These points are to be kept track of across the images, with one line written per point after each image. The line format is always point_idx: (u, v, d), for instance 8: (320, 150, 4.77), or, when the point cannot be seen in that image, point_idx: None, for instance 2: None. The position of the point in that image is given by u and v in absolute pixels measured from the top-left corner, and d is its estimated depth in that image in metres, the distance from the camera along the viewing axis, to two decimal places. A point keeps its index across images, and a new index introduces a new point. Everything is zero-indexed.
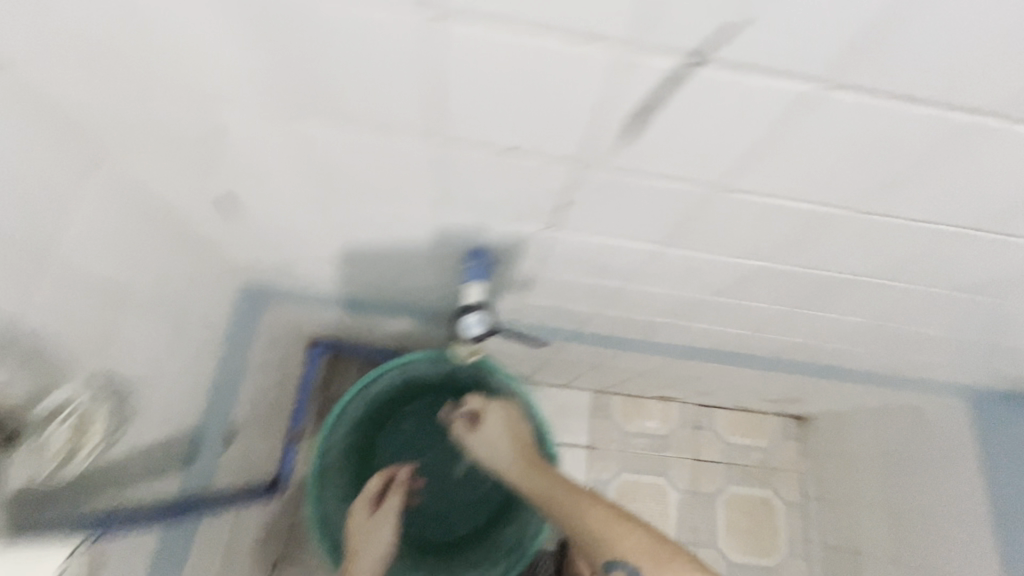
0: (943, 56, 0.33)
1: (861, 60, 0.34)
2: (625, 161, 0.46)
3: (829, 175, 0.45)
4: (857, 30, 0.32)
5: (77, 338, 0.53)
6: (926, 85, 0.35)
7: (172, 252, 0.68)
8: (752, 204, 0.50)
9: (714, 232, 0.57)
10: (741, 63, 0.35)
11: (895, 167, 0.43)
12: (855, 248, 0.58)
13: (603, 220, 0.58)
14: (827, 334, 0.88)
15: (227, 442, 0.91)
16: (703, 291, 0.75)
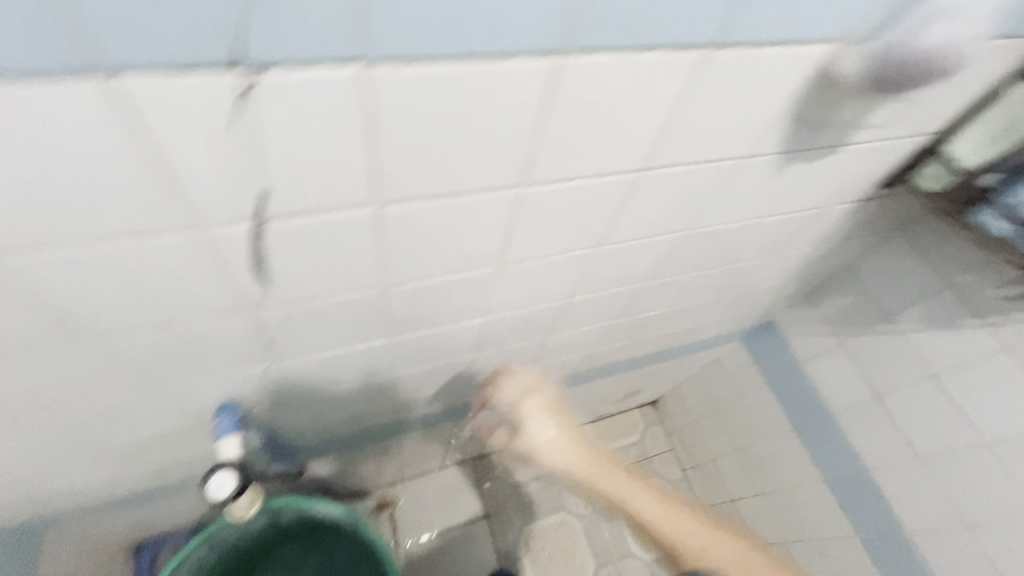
0: (483, 161, 0.42)
1: (421, 172, 0.41)
2: (325, 284, 0.51)
3: (452, 252, 0.53)
4: (396, 155, 0.39)
5: None
6: (494, 177, 0.44)
7: None
8: (425, 287, 0.58)
9: (427, 313, 0.64)
10: (317, 200, 0.40)
11: (492, 232, 0.52)
12: (545, 284, 0.68)
13: (320, 341, 0.61)
14: (604, 338, 1.02)
15: None
16: (482, 347, 0.83)
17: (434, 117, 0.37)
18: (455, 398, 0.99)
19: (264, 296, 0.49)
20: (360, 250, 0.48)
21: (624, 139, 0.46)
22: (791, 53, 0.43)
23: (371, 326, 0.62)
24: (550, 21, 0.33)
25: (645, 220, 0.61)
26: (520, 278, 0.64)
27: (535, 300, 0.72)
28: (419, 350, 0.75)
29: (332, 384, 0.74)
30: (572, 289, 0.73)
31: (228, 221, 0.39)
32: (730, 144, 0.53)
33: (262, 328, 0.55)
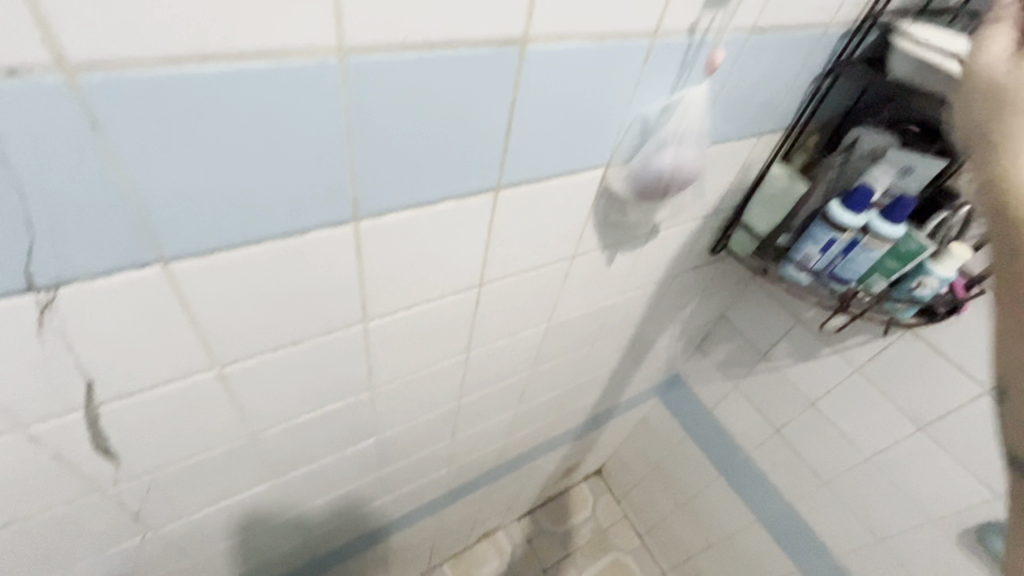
0: (314, 310, 0.46)
1: (253, 332, 0.44)
2: (191, 453, 0.52)
3: (314, 388, 0.55)
4: (223, 324, 0.42)
5: None
6: (330, 322, 0.48)
7: None
8: (296, 427, 0.58)
9: (323, 448, 0.66)
10: (154, 379, 0.42)
11: (348, 363, 0.55)
12: (428, 395, 0.71)
13: (196, 501, 0.59)
14: (515, 427, 1.04)
15: None
16: (403, 462, 0.85)
17: (252, 287, 0.41)
18: (374, 521, 0.96)
19: (117, 474, 0.49)
20: (212, 409, 0.49)
21: (449, 267, 0.52)
22: (570, 180, 0.52)
23: (251, 474, 0.61)
24: (334, 193, 0.38)
25: (502, 322, 0.67)
26: (400, 396, 0.66)
27: (424, 411, 0.74)
28: (332, 483, 0.76)
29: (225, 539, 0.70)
30: (459, 393, 0.76)
31: (55, 416, 0.40)
32: (553, 251, 0.60)
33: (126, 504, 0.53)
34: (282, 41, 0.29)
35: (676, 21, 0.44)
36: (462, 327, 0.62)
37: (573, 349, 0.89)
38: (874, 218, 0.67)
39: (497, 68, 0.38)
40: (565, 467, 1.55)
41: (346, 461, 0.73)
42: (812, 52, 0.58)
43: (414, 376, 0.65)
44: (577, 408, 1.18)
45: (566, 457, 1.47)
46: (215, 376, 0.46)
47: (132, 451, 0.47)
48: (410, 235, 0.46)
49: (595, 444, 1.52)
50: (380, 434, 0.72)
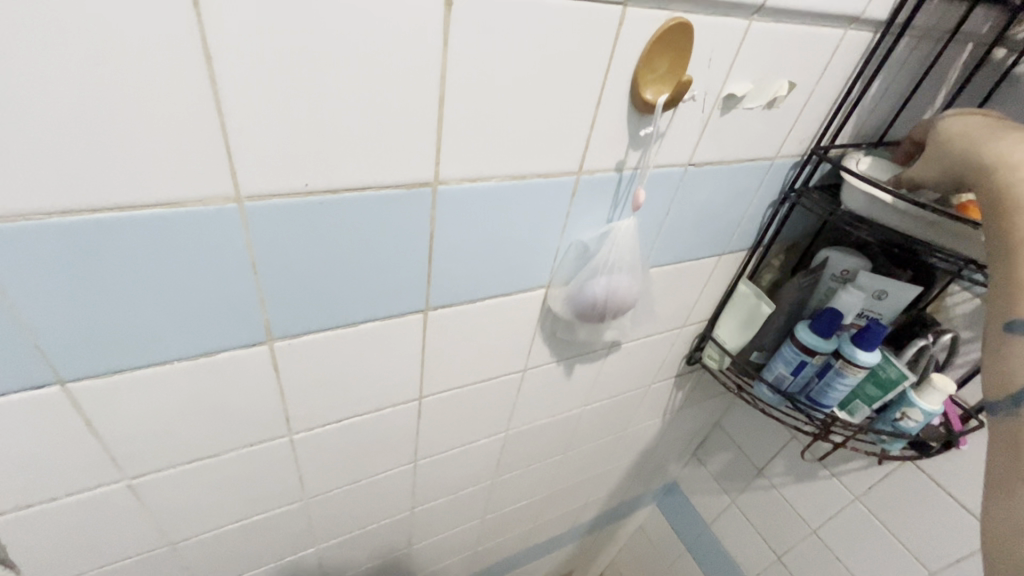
0: (233, 423, 0.46)
1: (167, 444, 0.44)
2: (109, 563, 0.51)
3: (239, 497, 0.53)
4: (132, 437, 0.42)
5: None
6: (253, 434, 0.48)
7: None
8: (226, 536, 0.57)
9: (263, 559, 0.64)
10: (58, 489, 0.42)
11: (276, 473, 0.53)
12: (375, 502, 0.68)
13: None
14: (484, 536, 0.97)
15: None
16: (360, 572, 0.81)
17: (163, 403, 0.41)
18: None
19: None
20: (124, 518, 0.48)
21: (383, 380, 0.52)
22: (510, 300, 0.52)
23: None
24: (243, 318, 0.39)
25: (452, 431, 0.65)
26: (340, 504, 0.64)
27: (372, 519, 0.71)
28: None
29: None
30: (409, 502, 0.72)
31: None
32: (500, 364, 0.59)
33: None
34: (178, 192, 0.31)
35: (599, 160, 0.45)
36: (408, 436, 0.61)
37: (543, 459, 0.85)
38: (844, 342, 0.64)
39: (409, 205, 0.39)
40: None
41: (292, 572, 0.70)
42: (761, 179, 0.60)
43: (355, 484, 0.62)
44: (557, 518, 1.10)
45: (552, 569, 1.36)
46: (124, 487, 0.45)
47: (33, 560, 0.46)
48: (332, 353, 0.46)
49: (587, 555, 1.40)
50: (320, 545, 0.68)
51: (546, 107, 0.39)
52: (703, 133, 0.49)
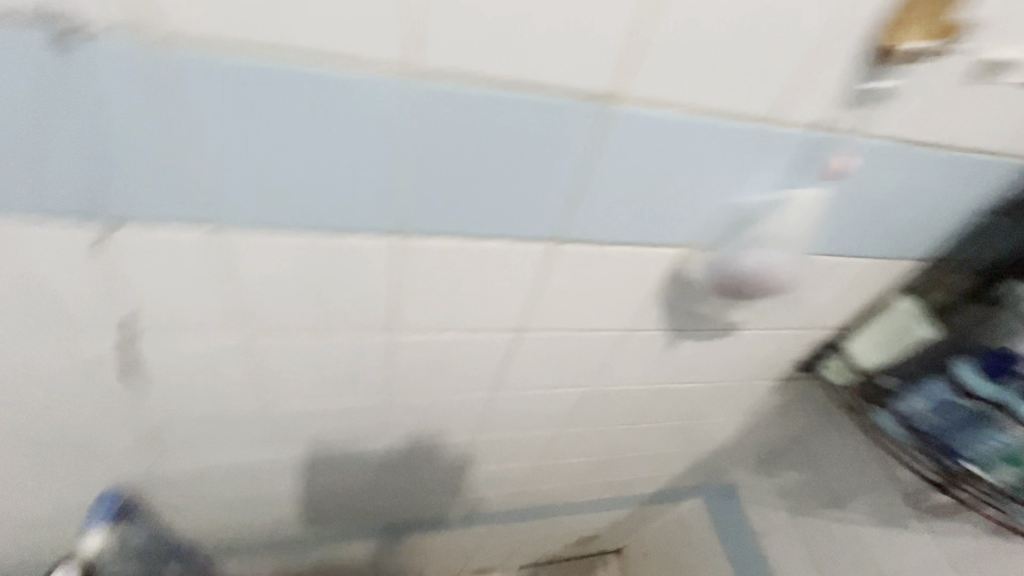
0: (348, 308, 0.46)
1: (288, 313, 0.45)
2: (226, 411, 0.56)
3: (331, 382, 0.55)
4: (261, 297, 0.43)
5: None
6: (363, 324, 0.48)
7: None
8: (319, 417, 0.60)
9: (346, 449, 0.68)
10: (192, 327, 0.45)
11: (368, 369, 0.54)
12: (446, 421, 0.68)
13: (218, 460, 0.63)
14: (532, 485, 0.98)
15: None
16: (423, 487, 0.87)
17: (289, 274, 0.42)
18: (370, 530, 0.95)
19: (147, 406, 0.52)
20: (233, 372, 0.51)
21: (489, 307, 0.50)
22: (641, 253, 0.48)
23: (260, 447, 0.63)
24: (383, 203, 0.38)
25: (537, 376, 0.63)
26: (415, 415, 0.65)
27: (439, 437, 0.72)
28: (347, 490, 0.78)
29: (226, 500, 0.72)
30: (478, 431, 0.73)
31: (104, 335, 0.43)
32: (606, 320, 0.56)
33: (143, 437, 0.56)
34: (361, 50, 0.30)
35: (799, 110, 0.39)
36: (493, 368, 0.60)
37: (615, 428, 0.84)
38: (1015, 398, 0.52)
39: (577, 118, 0.36)
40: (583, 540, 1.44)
41: (365, 472, 0.76)
42: (975, 179, 0.49)
43: (433, 400, 0.63)
44: (605, 488, 1.09)
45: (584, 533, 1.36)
46: (240, 344, 0.47)
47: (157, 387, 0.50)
48: (455, 263, 0.44)
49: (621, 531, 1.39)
50: (396, 449, 0.72)
51: (766, 28, 0.33)
52: (933, 104, 0.40)
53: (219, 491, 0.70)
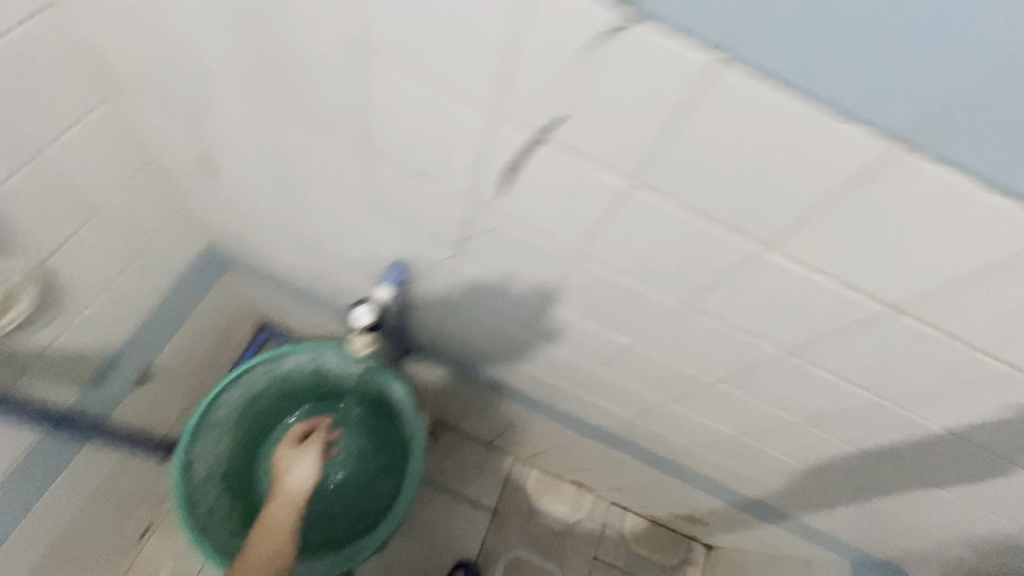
0: (531, 102, 0.42)
1: (473, 88, 0.43)
2: (408, 203, 0.61)
3: (435, 214, 0.61)
4: (455, 58, 0.42)
5: (37, 235, 0.65)
6: (540, 128, 0.44)
7: (168, 227, 0.86)
8: (476, 247, 0.63)
9: (490, 295, 0.72)
10: (397, 81, 0.46)
11: (466, 209, 0.57)
12: (528, 305, 0.70)
13: (395, 251, 0.72)
14: (614, 419, 0.95)
15: (140, 379, 0.99)
16: (544, 373, 0.90)
17: (432, 80, 0.45)
18: (463, 384, 1.06)
19: (354, 169, 0.59)
20: (367, 168, 0.59)
21: (593, 169, 0.46)
22: (843, 135, 0.36)
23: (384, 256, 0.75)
24: None
25: (690, 286, 0.54)
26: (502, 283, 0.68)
27: (522, 320, 0.75)
28: (480, 336, 0.86)
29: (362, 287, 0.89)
30: (560, 329, 0.73)
31: (335, 66, 0.48)
32: (743, 232, 0.46)
33: (309, 205, 0.71)
34: None
35: None
36: (577, 257, 0.57)
37: (761, 415, 0.72)
38: None
39: None
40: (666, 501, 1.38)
41: (499, 329, 0.81)
42: None
43: (579, 278, 0.61)
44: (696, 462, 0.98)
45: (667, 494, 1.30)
46: (374, 141, 0.55)
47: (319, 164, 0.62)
48: (661, 76, 0.37)
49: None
50: (529, 317, 0.74)
51: None
52: None
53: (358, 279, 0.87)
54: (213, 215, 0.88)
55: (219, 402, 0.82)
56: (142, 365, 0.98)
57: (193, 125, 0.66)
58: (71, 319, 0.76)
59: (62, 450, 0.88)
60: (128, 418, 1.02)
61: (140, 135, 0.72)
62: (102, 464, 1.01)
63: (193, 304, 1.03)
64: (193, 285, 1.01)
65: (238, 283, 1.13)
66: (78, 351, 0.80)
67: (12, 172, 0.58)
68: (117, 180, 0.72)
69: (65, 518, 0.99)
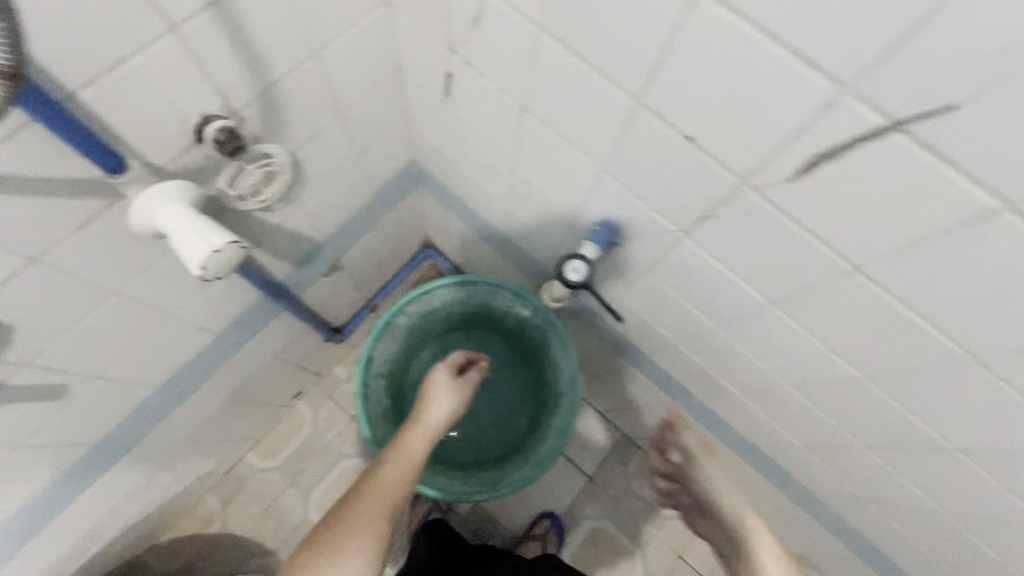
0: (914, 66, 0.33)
1: (827, 39, 0.35)
2: (653, 164, 0.56)
3: (672, 188, 0.57)
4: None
5: (300, 125, 0.71)
6: (904, 102, 0.35)
7: (387, 133, 0.90)
8: (715, 226, 0.57)
9: (701, 277, 0.66)
10: (717, 19, 0.38)
11: (715, 192, 0.53)
12: (735, 301, 0.65)
13: (611, 208, 0.68)
14: (771, 436, 0.87)
15: (330, 268, 1.10)
16: (715, 369, 0.83)
17: (769, 24, 0.36)
18: (615, 349, 1.05)
19: (607, 116, 0.55)
20: (612, 132, 0.56)
21: (934, 172, 0.37)
22: None
23: (590, 211, 0.73)
24: None
25: (990, 335, 0.45)
26: (714, 272, 0.63)
27: (717, 313, 0.70)
28: (659, 313, 0.82)
29: (549, 233, 0.89)
30: (760, 336, 0.67)
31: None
32: None
33: (533, 146, 0.71)
34: None
35: None
36: (843, 267, 0.50)
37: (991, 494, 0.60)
38: None
39: None
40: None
41: (686, 312, 0.75)
42: None
43: (830, 289, 0.53)
44: (851, 506, 0.89)
45: (787, 523, 1.20)
46: (634, 109, 0.51)
47: (560, 115, 0.61)
48: None
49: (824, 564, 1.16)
50: (733, 311, 0.67)
51: None
52: None
53: (549, 224, 0.87)
54: (428, 135, 0.92)
55: (402, 312, 0.89)
56: (336, 256, 1.08)
57: (449, 42, 0.65)
58: (299, 206, 0.84)
59: (267, 314, 1.02)
60: (312, 299, 1.15)
61: (395, 42, 0.74)
62: (288, 332, 1.16)
63: (383, 209, 1.10)
64: (388, 192, 1.08)
65: (423, 198, 1.20)
66: (297, 233, 0.89)
67: (297, 62, 0.63)
68: (364, 82, 0.76)
69: (254, 369, 1.16)
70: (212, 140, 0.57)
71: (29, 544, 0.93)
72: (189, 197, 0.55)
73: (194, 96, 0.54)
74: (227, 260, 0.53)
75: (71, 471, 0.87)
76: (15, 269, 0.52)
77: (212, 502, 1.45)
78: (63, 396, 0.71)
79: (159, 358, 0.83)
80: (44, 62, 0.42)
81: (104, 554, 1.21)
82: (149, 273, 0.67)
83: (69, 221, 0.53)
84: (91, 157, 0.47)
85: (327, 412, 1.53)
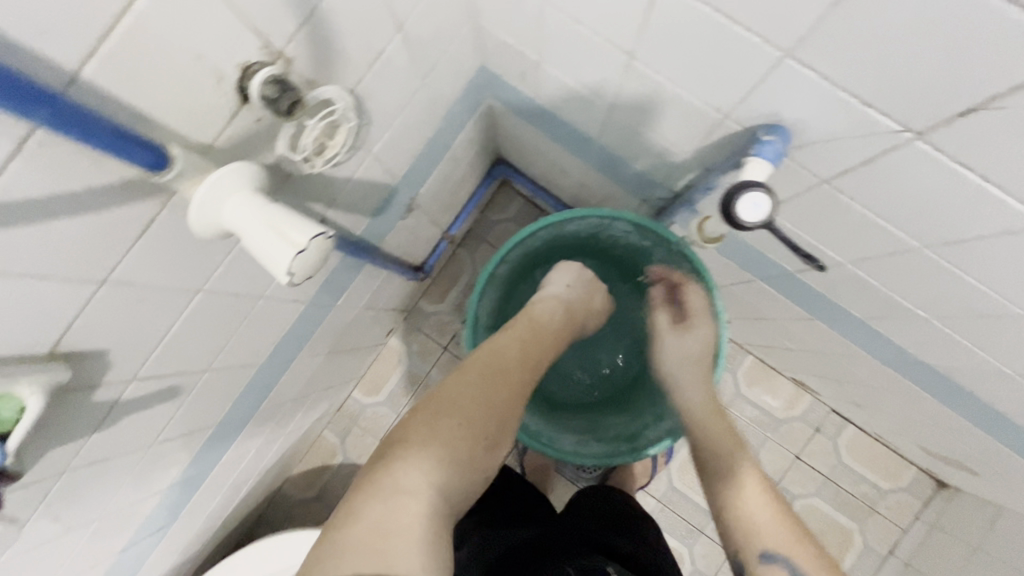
0: None
1: None
2: (897, 30, 0.36)
3: (915, 68, 0.38)
4: None
5: (357, 54, 0.55)
6: None
7: (452, 42, 0.72)
8: (981, 127, 0.39)
9: (916, 195, 0.49)
10: None
11: (1011, 69, 0.34)
12: (979, 220, 0.47)
13: (786, 107, 0.49)
14: (961, 358, 0.72)
15: (405, 212, 0.98)
16: (898, 295, 0.67)
17: None
18: (747, 261, 0.91)
19: None
20: None
21: None
22: None
23: (745, 113, 0.54)
24: None
25: None
26: (952, 186, 0.45)
27: (929, 232, 0.52)
28: (824, 235, 0.65)
29: (669, 143, 0.71)
30: (1004, 260, 0.49)
31: None
32: None
33: (661, 32, 0.52)
34: None
35: None
36: None
37: None
38: None
39: None
40: (926, 435, 1.16)
41: (872, 233, 0.59)
42: None
43: None
44: None
45: (943, 432, 1.07)
46: None
47: None
48: None
49: (990, 465, 1.05)
50: (958, 234, 0.50)
51: None
52: None
53: (669, 132, 0.69)
54: (499, 33, 0.73)
55: (503, 263, 0.80)
56: (410, 196, 0.96)
57: None
58: (369, 152, 0.71)
59: (350, 271, 0.93)
60: (390, 247, 1.05)
61: None
62: (373, 281, 1.09)
63: (454, 133, 0.94)
64: (457, 112, 0.91)
65: (494, 112, 1.02)
66: (371, 181, 0.77)
67: None
68: None
69: (346, 322, 1.11)
70: (259, 98, 0.44)
71: (183, 509, 0.98)
72: (257, 184, 0.45)
73: (223, 40, 0.40)
74: (316, 256, 0.44)
75: (202, 448, 0.88)
76: (85, 299, 0.45)
77: (330, 439, 1.51)
78: (175, 396, 0.68)
79: (257, 338, 0.78)
80: (21, 37, 0.29)
81: (246, 500, 1.30)
82: (227, 262, 0.57)
83: (126, 233, 0.43)
84: (134, 160, 0.36)
85: (420, 348, 1.51)
